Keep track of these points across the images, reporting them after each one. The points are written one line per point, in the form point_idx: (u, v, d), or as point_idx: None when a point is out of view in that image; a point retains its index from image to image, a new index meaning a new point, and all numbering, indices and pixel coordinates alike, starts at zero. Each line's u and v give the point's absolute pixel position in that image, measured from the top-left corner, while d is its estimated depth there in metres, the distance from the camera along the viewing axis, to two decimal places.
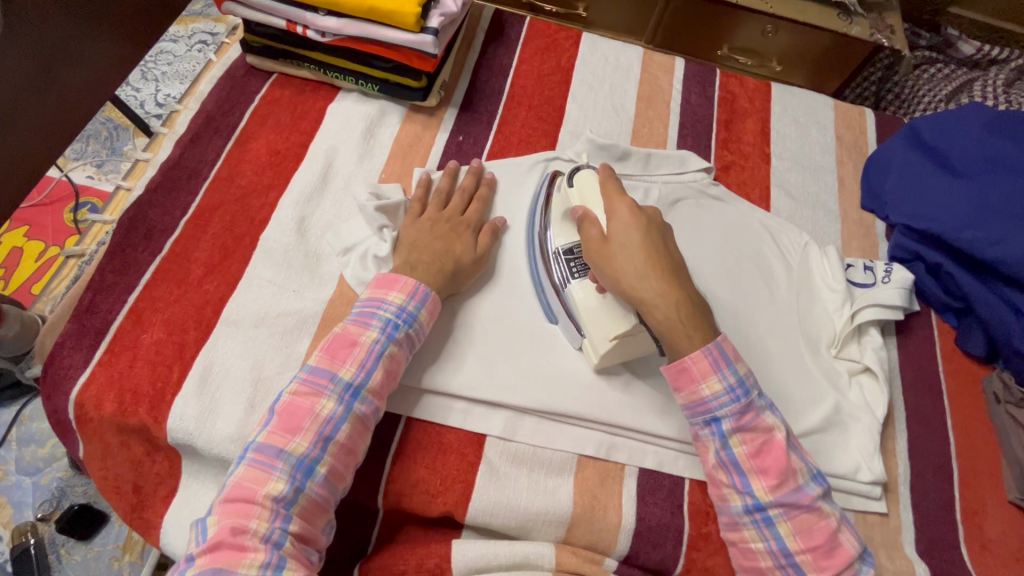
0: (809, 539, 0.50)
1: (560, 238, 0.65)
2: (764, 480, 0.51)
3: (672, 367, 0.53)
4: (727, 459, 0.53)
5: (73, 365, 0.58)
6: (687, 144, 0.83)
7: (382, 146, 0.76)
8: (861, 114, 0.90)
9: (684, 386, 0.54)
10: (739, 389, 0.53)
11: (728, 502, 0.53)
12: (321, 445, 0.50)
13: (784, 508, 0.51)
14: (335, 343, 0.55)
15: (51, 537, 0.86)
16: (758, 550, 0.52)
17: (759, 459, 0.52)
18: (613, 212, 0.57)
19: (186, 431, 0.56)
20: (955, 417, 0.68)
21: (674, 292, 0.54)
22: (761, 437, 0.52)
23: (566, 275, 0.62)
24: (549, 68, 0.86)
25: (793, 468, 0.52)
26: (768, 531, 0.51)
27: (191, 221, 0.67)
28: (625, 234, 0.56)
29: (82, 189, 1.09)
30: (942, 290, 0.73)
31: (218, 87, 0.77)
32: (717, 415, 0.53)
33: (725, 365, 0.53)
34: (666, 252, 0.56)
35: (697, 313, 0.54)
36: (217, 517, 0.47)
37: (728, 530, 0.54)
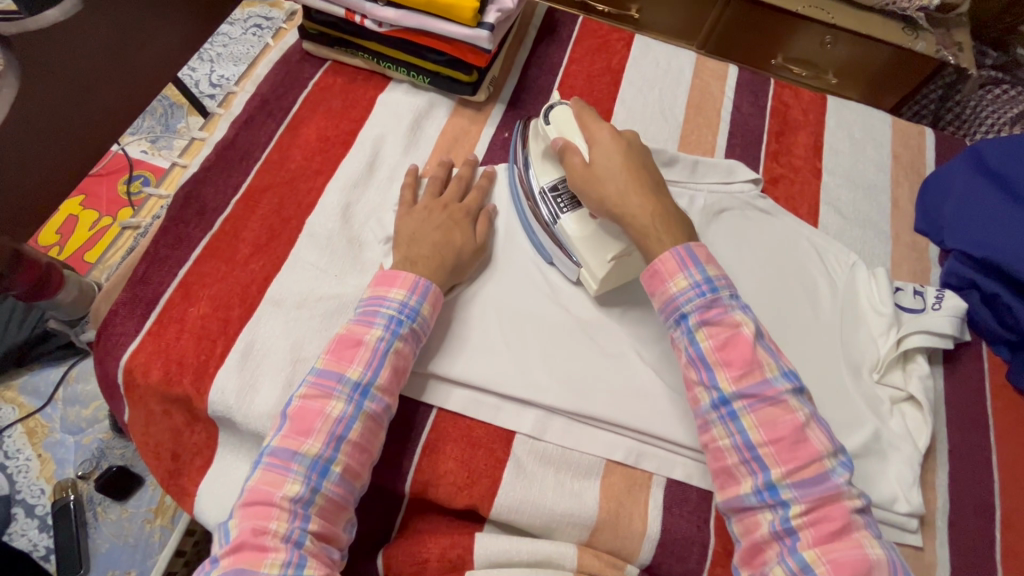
0: (772, 431, 0.49)
1: (544, 177, 0.66)
2: (728, 371, 0.51)
3: (647, 272, 0.55)
4: (694, 354, 0.53)
5: (125, 333, 0.60)
6: (735, 153, 0.81)
7: (428, 139, 0.76)
8: (920, 133, 0.87)
9: (656, 288, 0.55)
10: (706, 286, 0.53)
11: (699, 401, 0.53)
12: (332, 445, 0.51)
13: (748, 400, 0.50)
14: (341, 344, 0.55)
15: (89, 495, 0.90)
16: (725, 447, 0.51)
17: (724, 352, 0.51)
18: (592, 136, 0.59)
19: (226, 405, 0.58)
20: (1002, 455, 0.65)
21: (652, 205, 0.56)
22: (728, 332, 0.52)
23: (556, 212, 0.64)
24: (599, 69, 0.85)
25: (759, 361, 0.51)
26: (733, 425, 0.50)
27: (241, 200, 0.68)
28: (605, 156, 0.58)
29: (137, 162, 1.13)
30: (997, 321, 0.70)
31: (274, 71, 0.79)
32: (684, 311, 0.54)
33: (693, 265, 0.54)
34: (644, 169, 0.58)
35: (676, 222, 0.57)
36: (239, 520, 0.48)
37: (700, 433, 0.53)
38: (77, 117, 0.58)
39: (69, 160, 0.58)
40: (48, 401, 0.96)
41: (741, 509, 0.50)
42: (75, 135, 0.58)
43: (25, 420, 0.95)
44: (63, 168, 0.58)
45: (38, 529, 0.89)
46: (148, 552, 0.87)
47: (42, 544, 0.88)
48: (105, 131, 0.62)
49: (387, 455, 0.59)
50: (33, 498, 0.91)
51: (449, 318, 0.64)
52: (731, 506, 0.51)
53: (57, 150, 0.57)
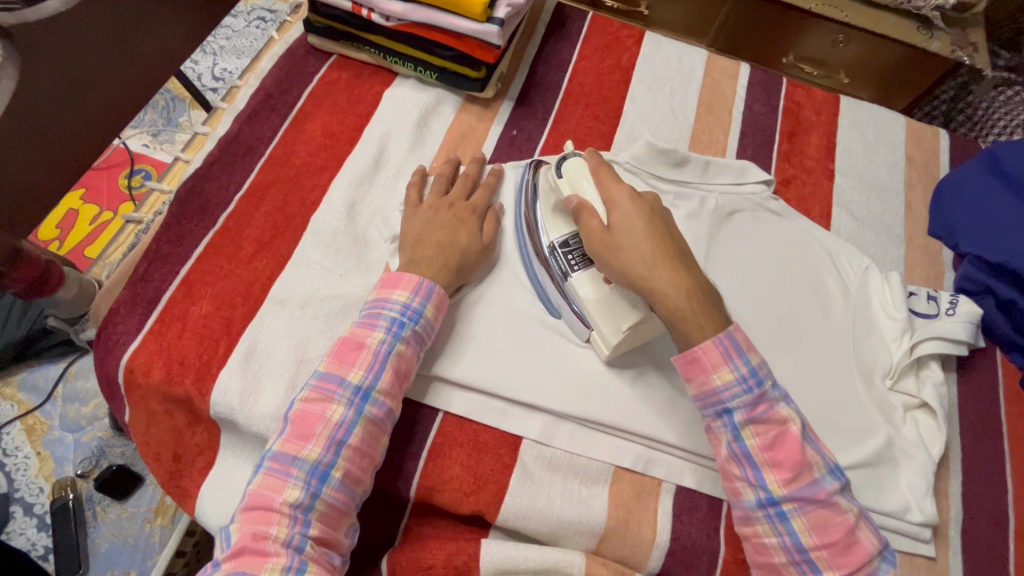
0: (824, 535, 0.48)
1: (554, 233, 0.63)
2: (778, 473, 0.49)
3: (682, 357, 0.52)
4: (739, 451, 0.51)
5: (125, 331, 0.59)
6: (747, 154, 0.80)
7: (435, 136, 0.75)
8: (934, 134, 0.85)
9: (694, 377, 0.52)
10: (752, 380, 0.51)
11: (741, 495, 0.51)
12: (333, 450, 0.50)
13: (799, 503, 0.49)
14: (343, 346, 0.54)
15: (89, 494, 0.89)
16: (772, 546, 0.50)
17: (773, 452, 0.50)
18: (611, 199, 0.55)
19: (228, 406, 0.57)
20: (1016, 464, 0.65)
21: (682, 278, 0.52)
22: (775, 430, 0.50)
23: (566, 269, 0.61)
24: (609, 66, 0.84)
25: (809, 461, 0.49)
26: (782, 526, 0.49)
27: (244, 197, 0.67)
28: (626, 221, 0.54)
29: (138, 156, 1.11)
30: (1011, 326, 0.68)
31: (278, 65, 0.77)
32: (729, 406, 0.51)
33: (738, 356, 0.51)
34: (670, 236, 0.54)
35: (708, 297, 0.52)
36: (239, 525, 0.47)
37: (741, 525, 0.52)
38: (76, 111, 0.56)
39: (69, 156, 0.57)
40: (48, 399, 0.95)
41: None
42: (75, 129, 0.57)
43: (24, 417, 0.94)
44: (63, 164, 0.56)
45: (37, 527, 0.88)
46: (148, 553, 0.86)
47: (41, 543, 0.87)
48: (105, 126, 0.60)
49: (392, 459, 0.58)
50: (32, 496, 0.90)
51: (455, 319, 0.63)
52: None
53: (55, 144, 0.55)
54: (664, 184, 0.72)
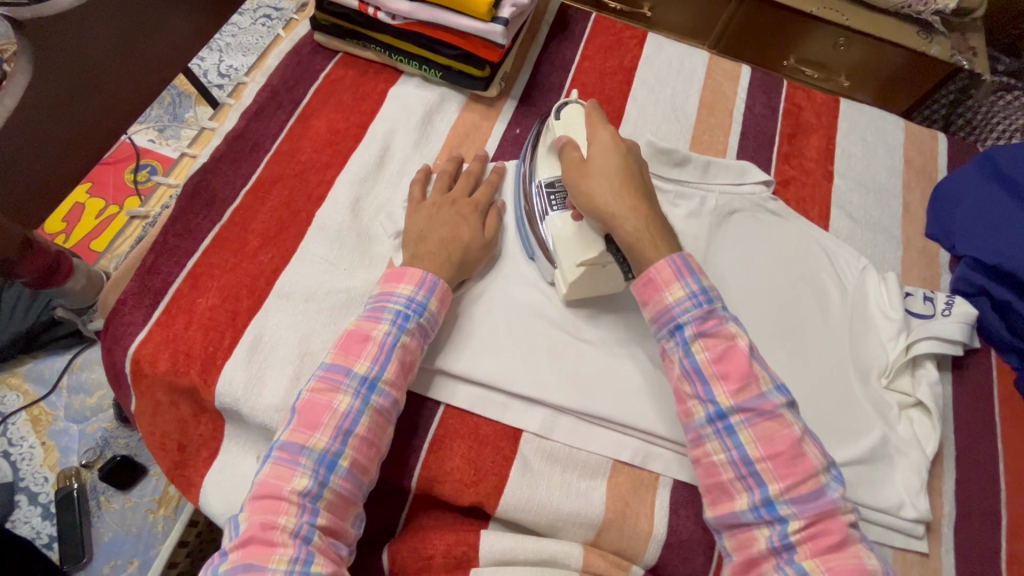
0: (770, 447, 0.48)
1: (544, 172, 0.65)
2: (726, 386, 0.50)
3: (639, 279, 0.54)
4: (690, 367, 0.51)
5: (133, 322, 0.60)
6: (747, 154, 0.81)
7: (439, 134, 0.76)
8: (933, 137, 0.86)
9: (649, 295, 0.54)
10: (702, 297, 0.52)
11: (692, 415, 0.52)
12: (339, 439, 0.51)
13: (746, 416, 0.49)
14: (349, 339, 0.55)
15: (93, 484, 0.90)
16: (721, 462, 0.50)
17: (721, 365, 0.50)
18: (593, 135, 0.58)
19: (233, 397, 0.58)
20: (1009, 463, 0.65)
21: (641, 210, 0.54)
22: (724, 344, 0.51)
23: (546, 208, 0.63)
24: (611, 67, 0.85)
25: (755, 374, 0.50)
26: (729, 440, 0.49)
27: (250, 191, 0.68)
28: (602, 155, 0.56)
29: (144, 151, 1.12)
30: (1007, 328, 0.69)
31: (285, 62, 0.78)
32: (680, 322, 0.52)
33: (689, 274, 0.53)
34: (640, 175, 0.57)
35: (664, 232, 0.55)
36: (248, 514, 0.48)
37: (692, 447, 0.52)
38: (86, 105, 0.57)
39: (76, 150, 0.58)
40: (53, 390, 0.96)
41: (736, 525, 0.49)
42: (84, 123, 0.58)
43: (29, 407, 0.95)
44: (71, 157, 0.57)
45: (41, 517, 0.89)
46: (151, 542, 0.87)
47: (45, 532, 0.88)
48: (113, 120, 0.61)
49: (395, 450, 0.59)
50: (36, 486, 0.91)
51: (458, 314, 0.64)
52: (725, 522, 0.50)
53: (65, 137, 0.56)
54: (665, 183, 0.73)
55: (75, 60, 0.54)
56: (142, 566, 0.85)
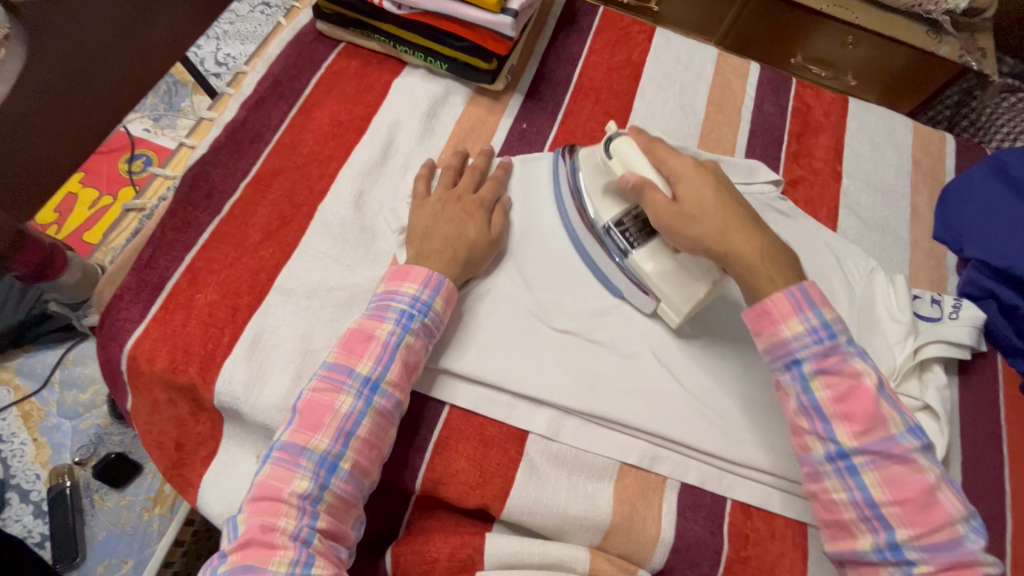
0: (898, 491, 0.48)
1: (606, 213, 0.64)
2: (849, 426, 0.49)
3: (753, 311, 0.53)
4: (808, 404, 0.51)
5: (130, 318, 0.58)
6: (755, 153, 0.80)
7: (444, 127, 0.74)
8: (940, 138, 0.85)
9: (764, 329, 0.53)
10: (822, 331, 0.51)
11: (810, 450, 0.52)
12: (341, 441, 0.49)
13: (871, 457, 0.49)
14: (352, 338, 0.54)
15: (87, 481, 0.88)
16: (840, 501, 0.50)
17: (844, 404, 0.50)
18: (676, 170, 0.57)
19: (233, 396, 0.56)
20: (1014, 466, 0.65)
21: (755, 240, 0.54)
22: (847, 382, 0.50)
23: (626, 246, 0.62)
24: (619, 62, 0.83)
25: (883, 415, 0.49)
26: (852, 480, 0.49)
27: (250, 184, 0.66)
28: (693, 191, 0.56)
29: (138, 141, 1.09)
30: (1014, 333, 0.69)
31: (286, 52, 0.76)
32: (797, 357, 0.51)
33: (808, 308, 0.51)
34: (738, 201, 0.56)
35: (782, 257, 0.54)
36: (247, 515, 0.47)
37: (809, 482, 0.52)
38: (84, 93, 0.55)
39: (70, 141, 0.56)
40: (45, 384, 0.94)
41: (859, 562, 0.49)
42: (80, 112, 0.56)
43: (20, 403, 0.93)
44: (65, 147, 0.55)
45: (33, 514, 0.87)
46: (146, 541, 0.85)
47: (37, 530, 0.86)
48: (110, 108, 0.59)
49: (398, 451, 0.58)
50: (28, 483, 0.89)
51: (462, 312, 0.63)
52: (846, 558, 0.50)
53: (60, 125, 0.54)
54: None
55: (73, 45, 0.52)
56: (137, 566, 0.84)
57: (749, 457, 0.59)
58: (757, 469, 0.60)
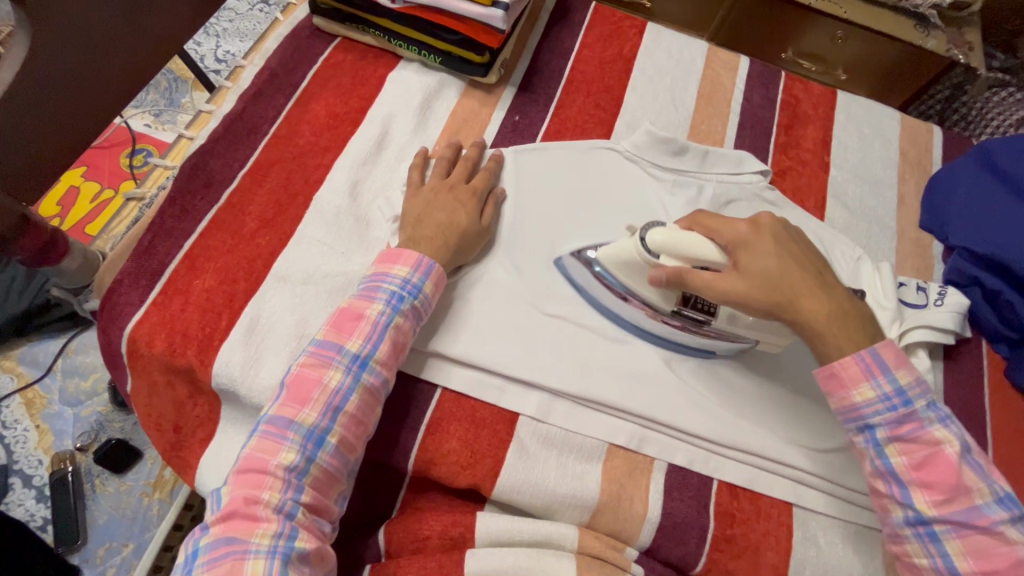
0: (984, 562, 0.48)
1: (665, 300, 0.61)
2: (928, 494, 0.50)
3: (822, 373, 0.54)
4: (883, 468, 0.52)
5: (129, 302, 0.60)
6: (744, 145, 0.81)
7: (437, 119, 0.76)
8: (928, 130, 0.87)
9: (834, 391, 0.54)
10: (897, 398, 0.52)
11: (889, 512, 0.53)
12: (329, 416, 0.51)
13: (952, 526, 0.49)
14: (342, 317, 0.55)
15: (88, 467, 0.90)
16: (923, 566, 0.51)
17: (922, 472, 0.50)
18: (734, 239, 0.56)
19: (229, 377, 0.58)
20: (998, 450, 0.66)
21: (824, 304, 0.54)
22: (925, 449, 0.51)
23: (704, 317, 0.60)
24: (611, 56, 0.85)
25: (966, 485, 0.49)
26: (933, 548, 0.50)
27: (248, 174, 0.68)
28: (760, 259, 0.55)
29: (140, 136, 1.11)
30: (998, 318, 0.70)
31: (284, 46, 0.78)
32: (871, 422, 0.53)
33: (881, 373, 0.52)
34: (801, 263, 0.56)
35: (852, 317, 0.55)
36: (231, 488, 0.48)
37: (890, 543, 0.53)
38: (84, 83, 0.57)
39: (71, 130, 0.58)
40: (47, 372, 0.96)
41: None
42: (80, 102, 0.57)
43: (23, 391, 0.95)
44: (60, 137, 0.57)
45: (35, 499, 0.88)
46: (146, 525, 0.87)
47: (39, 514, 0.87)
48: (109, 99, 0.61)
49: (390, 433, 0.59)
50: (31, 468, 0.90)
51: (453, 298, 0.64)
52: None
53: (60, 114, 0.56)
54: (662, 174, 0.74)
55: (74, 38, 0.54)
56: (137, 549, 0.85)
57: (735, 439, 0.61)
58: (743, 451, 0.61)
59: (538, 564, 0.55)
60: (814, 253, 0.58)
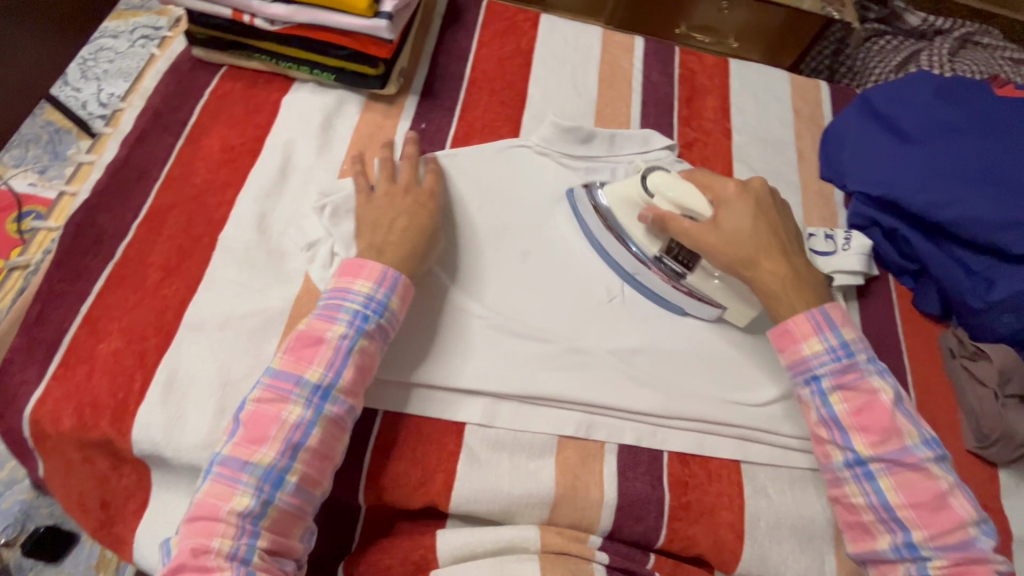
0: (912, 495, 0.53)
1: (653, 246, 0.66)
2: (866, 437, 0.55)
3: (777, 331, 0.60)
4: (828, 415, 0.57)
5: (26, 380, 0.56)
6: (650, 123, 0.83)
7: (341, 138, 0.74)
8: (816, 85, 0.92)
9: (786, 347, 0.60)
10: (841, 350, 0.58)
11: (830, 457, 0.57)
12: (287, 454, 0.50)
13: (886, 464, 0.55)
14: (299, 342, 0.53)
15: (18, 561, 0.83)
16: (860, 504, 0.55)
17: (860, 417, 0.56)
18: (721, 195, 0.64)
19: (152, 441, 0.54)
20: (917, 375, 0.71)
21: (784, 266, 0.61)
22: (862, 398, 0.57)
23: (681, 270, 0.66)
24: (509, 51, 0.85)
25: (898, 428, 0.55)
26: (868, 485, 0.55)
27: (143, 224, 0.64)
28: (733, 215, 0.63)
29: (25, 198, 1.03)
30: (897, 252, 0.75)
31: (164, 82, 0.74)
32: (817, 372, 0.58)
33: (828, 329, 0.59)
34: (772, 228, 0.63)
35: (806, 282, 0.61)
36: (183, 536, 0.48)
37: (830, 486, 0.58)
38: None
39: None
40: None
41: (878, 562, 0.55)
42: None
43: None
44: None
45: None
46: None
47: None
48: None
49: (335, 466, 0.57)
50: None
51: None
52: (867, 558, 0.55)
53: None
54: (573, 163, 0.76)
55: None
56: None
57: (679, 408, 0.62)
58: (688, 419, 0.63)
59: (503, 571, 0.55)
60: (788, 223, 0.65)
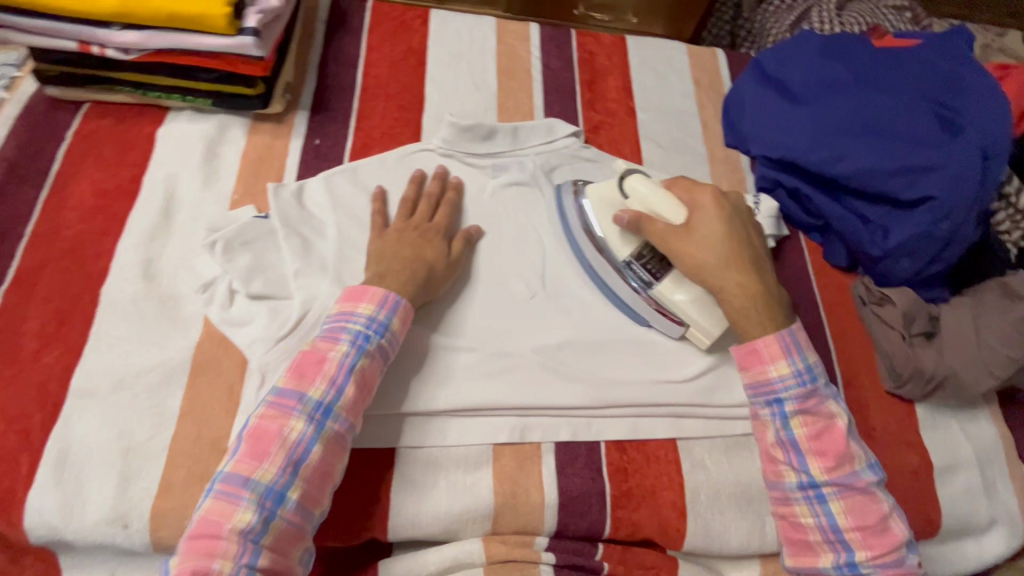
0: (859, 518, 0.56)
1: (626, 249, 0.66)
2: (821, 461, 0.57)
3: (744, 348, 0.60)
4: (785, 438, 0.58)
5: None
6: (553, 111, 0.82)
7: (227, 166, 0.69)
8: (712, 55, 0.93)
9: (752, 365, 0.60)
10: (806, 375, 0.59)
11: (782, 478, 0.58)
12: (289, 471, 0.48)
13: (838, 488, 0.57)
14: (304, 359, 0.53)
15: None
16: (808, 525, 0.58)
17: (818, 442, 0.58)
18: (696, 202, 0.64)
19: (50, 526, 0.50)
20: (834, 326, 0.73)
21: (751, 283, 0.61)
22: (823, 422, 0.58)
23: (650, 277, 0.65)
24: (400, 53, 0.82)
25: (852, 453, 0.57)
26: (819, 508, 0.57)
27: (11, 290, 0.58)
28: (705, 221, 0.63)
29: None
30: (802, 210, 0.77)
31: (17, 128, 0.67)
32: (780, 396, 0.59)
33: (796, 352, 0.59)
34: (744, 241, 0.63)
35: (772, 300, 0.61)
36: (181, 556, 0.45)
37: (778, 505, 0.59)
38: None
39: None
40: None
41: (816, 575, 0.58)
42: None
43: None
44: None
45: None
46: None
47: None
48: None
49: None
50: None
51: None
52: (804, 571, 0.58)
53: None
54: (479, 162, 0.74)
55: None
56: None
57: (610, 397, 0.62)
58: (620, 405, 0.63)
59: None
60: (761, 240, 0.65)
